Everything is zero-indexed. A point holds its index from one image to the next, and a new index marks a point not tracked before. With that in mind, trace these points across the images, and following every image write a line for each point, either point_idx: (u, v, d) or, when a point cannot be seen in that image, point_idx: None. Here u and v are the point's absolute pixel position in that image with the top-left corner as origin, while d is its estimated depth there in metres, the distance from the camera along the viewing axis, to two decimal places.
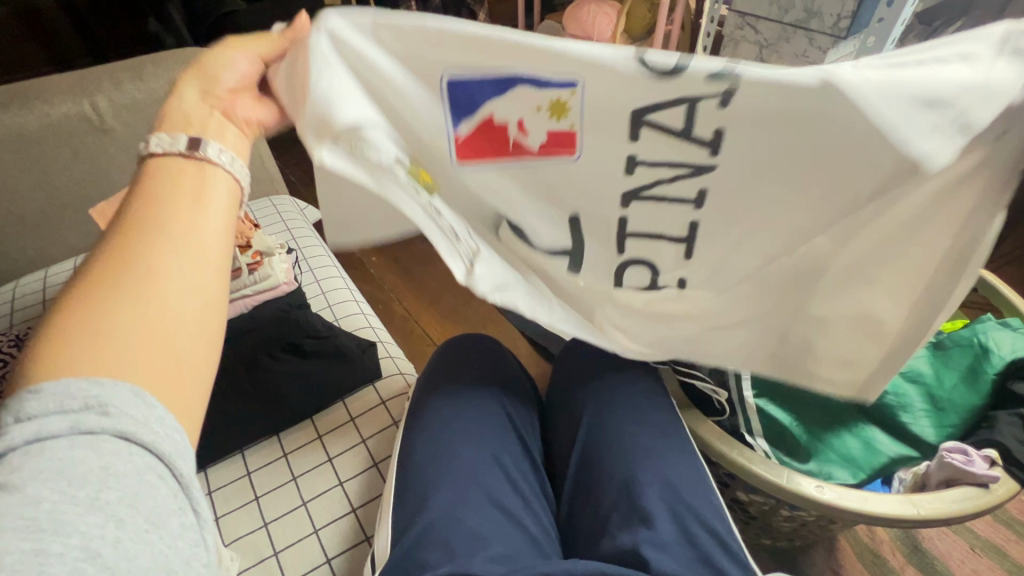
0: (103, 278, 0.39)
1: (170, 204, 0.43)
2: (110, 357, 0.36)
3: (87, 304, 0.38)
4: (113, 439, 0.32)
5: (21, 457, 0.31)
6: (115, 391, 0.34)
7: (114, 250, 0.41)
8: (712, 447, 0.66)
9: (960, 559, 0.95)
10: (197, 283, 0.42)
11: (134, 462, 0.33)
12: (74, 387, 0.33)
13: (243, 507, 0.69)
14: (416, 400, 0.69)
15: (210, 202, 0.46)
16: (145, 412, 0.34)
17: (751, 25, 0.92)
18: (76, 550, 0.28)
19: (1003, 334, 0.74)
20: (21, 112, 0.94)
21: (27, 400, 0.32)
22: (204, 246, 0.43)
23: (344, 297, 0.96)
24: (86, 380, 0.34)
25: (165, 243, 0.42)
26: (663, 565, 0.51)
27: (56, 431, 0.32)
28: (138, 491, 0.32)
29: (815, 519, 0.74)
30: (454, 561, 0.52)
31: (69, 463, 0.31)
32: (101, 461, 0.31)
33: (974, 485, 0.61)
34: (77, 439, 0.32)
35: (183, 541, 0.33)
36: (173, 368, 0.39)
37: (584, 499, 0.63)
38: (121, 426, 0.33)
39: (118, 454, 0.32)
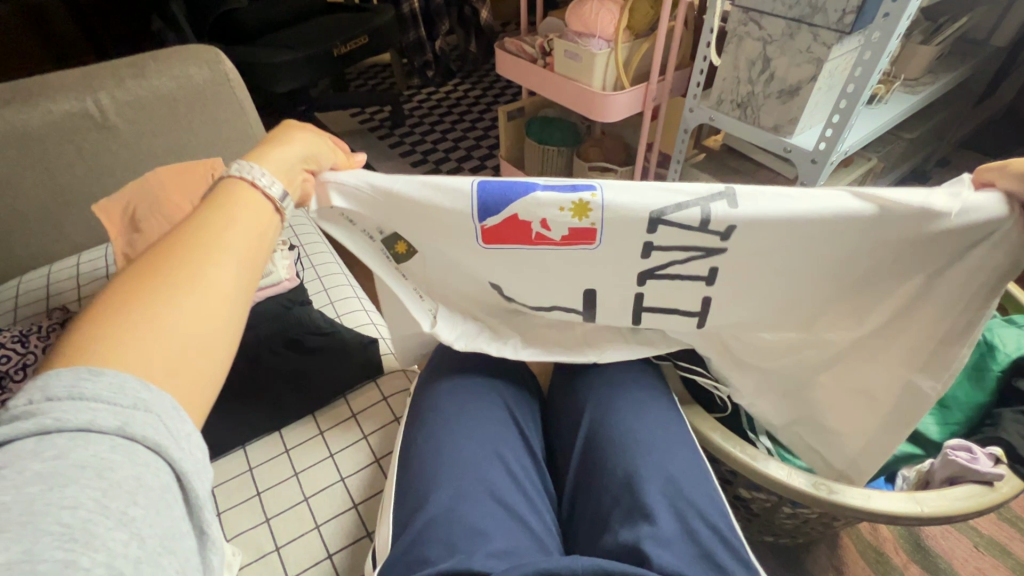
0: (154, 278, 0.40)
1: (226, 220, 0.45)
2: (156, 359, 0.37)
3: (136, 296, 0.38)
4: (149, 451, 0.33)
5: (67, 443, 0.31)
6: (160, 401, 0.35)
7: (168, 249, 0.42)
8: (712, 444, 0.65)
9: (963, 557, 0.95)
10: (240, 307, 0.43)
11: (162, 479, 0.33)
12: (127, 384, 0.34)
13: (245, 503, 0.69)
14: (416, 397, 0.69)
15: (257, 235, 0.46)
16: (180, 428, 0.35)
17: (755, 21, 0.99)
18: (102, 567, 0.28)
19: (1010, 333, 0.74)
20: (24, 108, 0.94)
21: (80, 382, 0.33)
22: (253, 270, 0.44)
23: (346, 294, 0.97)
24: (139, 384, 0.34)
25: (221, 255, 0.42)
26: (664, 561, 0.51)
27: (105, 426, 0.32)
28: (161, 509, 0.32)
29: (817, 516, 0.74)
30: (455, 557, 0.52)
31: (103, 466, 0.31)
32: (136, 472, 0.32)
33: (979, 483, 0.60)
34: (119, 440, 0.32)
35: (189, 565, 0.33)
36: (202, 383, 0.39)
37: (584, 495, 0.63)
38: (160, 440, 0.34)
39: (151, 468, 0.33)
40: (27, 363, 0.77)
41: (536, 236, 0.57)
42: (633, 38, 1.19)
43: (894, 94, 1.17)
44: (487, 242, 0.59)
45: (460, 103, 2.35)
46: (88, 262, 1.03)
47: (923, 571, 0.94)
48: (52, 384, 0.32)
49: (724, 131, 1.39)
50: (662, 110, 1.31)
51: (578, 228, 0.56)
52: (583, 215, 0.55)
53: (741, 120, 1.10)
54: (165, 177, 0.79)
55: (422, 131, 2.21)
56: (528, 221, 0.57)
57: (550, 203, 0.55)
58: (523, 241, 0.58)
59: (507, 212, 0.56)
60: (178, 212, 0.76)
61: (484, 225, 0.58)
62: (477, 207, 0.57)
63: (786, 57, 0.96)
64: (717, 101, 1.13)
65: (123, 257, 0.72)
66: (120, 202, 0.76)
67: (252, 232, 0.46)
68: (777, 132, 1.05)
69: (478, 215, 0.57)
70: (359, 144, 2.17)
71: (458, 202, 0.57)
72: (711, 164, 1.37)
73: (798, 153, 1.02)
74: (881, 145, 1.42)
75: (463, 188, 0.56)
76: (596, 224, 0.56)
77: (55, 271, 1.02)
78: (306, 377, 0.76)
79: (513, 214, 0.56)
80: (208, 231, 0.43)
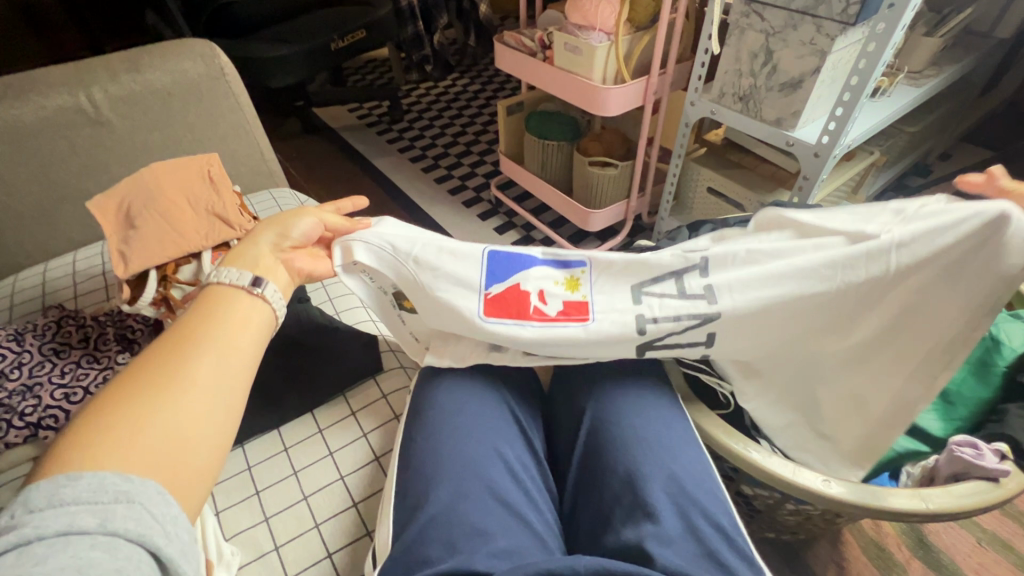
0: (143, 382, 0.44)
1: (209, 326, 0.50)
2: (140, 459, 0.40)
3: (122, 406, 0.42)
4: (129, 543, 0.35)
5: (48, 547, 0.33)
6: (144, 491, 0.38)
7: (153, 359, 0.46)
8: (717, 441, 0.64)
9: (966, 553, 0.95)
10: (224, 403, 0.47)
11: (141, 567, 0.35)
12: (110, 480, 0.37)
13: (243, 502, 0.69)
14: (417, 394, 0.69)
15: (242, 335, 0.51)
16: (164, 514, 0.38)
17: (757, 13, 0.97)
18: None
19: (1014, 327, 0.73)
20: (17, 104, 0.93)
21: (63, 487, 0.36)
22: (235, 366, 0.49)
23: (345, 290, 0.96)
24: (121, 479, 0.38)
25: (202, 358, 0.47)
26: (667, 560, 0.50)
27: (86, 526, 0.35)
28: None
29: (820, 513, 0.73)
30: (456, 557, 0.52)
31: (86, 563, 0.33)
32: (115, 563, 0.34)
33: (984, 479, 0.59)
34: (102, 536, 0.35)
35: None
36: (187, 477, 0.43)
37: (586, 493, 0.62)
38: (142, 530, 0.36)
39: (131, 557, 0.35)
40: (22, 362, 0.76)
41: (534, 310, 0.67)
42: (633, 31, 1.18)
43: (897, 87, 1.16)
44: (490, 314, 0.67)
45: (459, 98, 2.34)
46: (84, 260, 1.02)
47: (926, 566, 0.93)
48: (35, 496, 0.35)
49: (725, 125, 1.38)
50: (663, 104, 1.30)
51: (571, 301, 0.68)
52: (575, 289, 0.70)
53: (743, 113, 1.09)
54: (160, 174, 0.78)
55: (421, 127, 2.20)
56: (527, 293, 0.68)
57: (546, 276, 0.70)
58: (522, 313, 0.67)
59: (511, 283, 0.68)
60: (173, 209, 0.75)
61: (490, 291, 0.68)
62: (487, 273, 0.68)
63: (790, 49, 0.95)
64: (718, 94, 1.12)
65: (119, 254, 0.71)
66: (115, 199, 0.76)
67: (237, 332, 0.51)
68: (779, 126, 1.04)
69: (486, 281, 0.68)
70: (358, 139, 2.16)
71: (473, 268, 0.68)
72: (712, 159, 1.36)
73: (801, 146, 1.01)
74: (884, 139, 1.41)
75: (478, 255, 0.69)
76: (587, 298, 0.69)
77: (50, 269, 1.01)
78: (303, 376, 0.76)
79: (515, 284, 0.69)
80: (192, 336, 0.48)
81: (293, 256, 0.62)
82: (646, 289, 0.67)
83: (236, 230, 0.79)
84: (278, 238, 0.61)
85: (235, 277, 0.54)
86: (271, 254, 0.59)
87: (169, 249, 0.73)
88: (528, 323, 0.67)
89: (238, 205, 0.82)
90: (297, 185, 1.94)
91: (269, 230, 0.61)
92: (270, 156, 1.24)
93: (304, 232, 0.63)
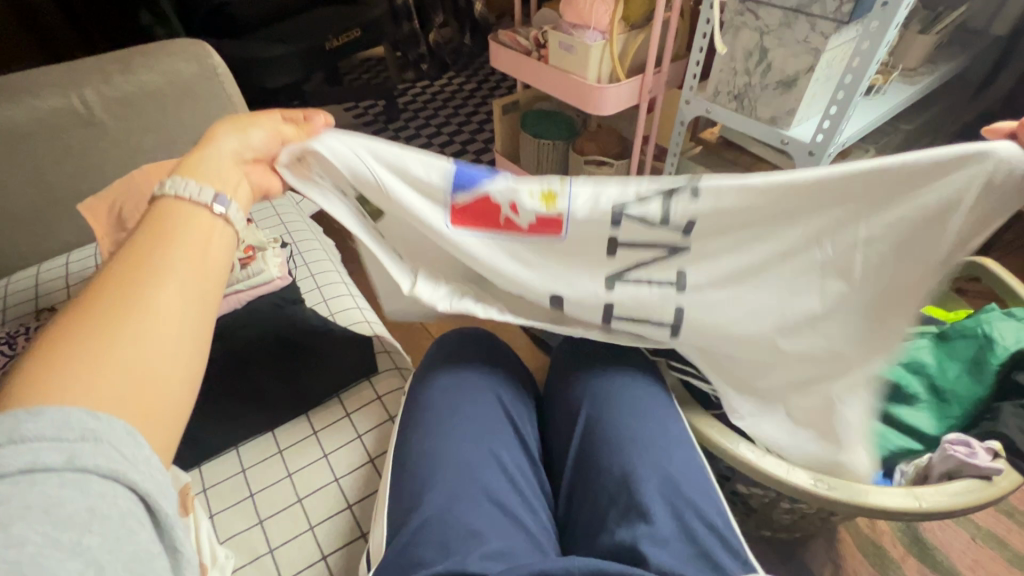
0: (100, 309, 0.40)
1: (175, 247, 0.45)
2: (105, 392, 0.36)
3: (82, 333, 0.38)
4: (101, 479, 0.32)
5: (12, 488, 0.30)
6: (110, 427, 0.34)
7: (113, 281, 0.42)
8: (710, 440, 0.65)
9: (961, 550, 0.95)
10: (194, 328, 0.43)
11: (119, 504, 0.33)
12: (75, 417, 0.33)
13: (238, 504, 0.69)
14: (411, 395, 0.68)
15: (211, 266, 0.47)
16: (134, 450, 0.34)
17: (752, 11, 0.97)
18: None
19: (1007, 325, 0.71)
20: (8, 105, 0.93)
21: (24, 423, 0.31)
22: (204, 289, 0.45)
23: (339, 292, 0.95)
24: (86, 416, 0.33)
25: (169, 278, 0.43)
26: (661, 561, 0.50)
27: (52, 464, 0.31)
28: (118, 536, 0.32)
29: (815, 511, 0.74)
30: (450, 559, 0.52)
31: (54, 502, 0.30)
32: (86, 503, 0.31)
33: (977, 477, 0.60)
34: (70, 473, 0.31)
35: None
36: (158, 412, 0.39)
37: (581, 494, 0.62)
38: (114, 467, 0.33)
39: (104, 494, 0.32)
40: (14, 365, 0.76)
41: (505, 221, 0.63)
42: (628, 29, 1.17)
43: (892, 85, 1.16)
44: (456, 224, 0.64)
45: (455, 97, 2.33)
46: (78, 262, 1.02)
47: (921, 564, 0.94)
48: None
49: (721, 124, 1.37)
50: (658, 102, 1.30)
51: (544, 217, 0.62)
52: (550, 206, 0.62)
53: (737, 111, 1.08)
54: (150, 175, 0.77)
55: (416, 126, 2.19)
56: (498, 206, 0.62)
57: (520, 187, 0.61)
58: (491, 226, 0.64)
59: (479, 195, 0.62)
60: None
61: (456, 203, 0.63)
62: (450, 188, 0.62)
63: (784, 48, 0.95)
64: (713, 93, 1.12)
65: None
66: (105, 202, 0.75)
67: (199, 258, 0.46)
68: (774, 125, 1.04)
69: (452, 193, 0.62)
70: None
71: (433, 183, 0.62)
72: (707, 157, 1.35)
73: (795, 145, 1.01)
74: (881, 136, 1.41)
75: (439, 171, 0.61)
76: (562, 215, 0.62)
77: (44, 271, 1.01)
78: (297, 377, 0.76)
79: (486, 195, 0.62)
80: (153, 255, 0.44)
81: (254, 167, 0.57)
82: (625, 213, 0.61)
83: None
84: (241, 143, 0.55)
85: (192, 195, 0.48)
86: (232, 162, 0.54)
87: None
88: (496, 234, 0.64)
89: None
90: None
91: (229, 130, 0.55)
92: None
93: (263, 142, 0.57)
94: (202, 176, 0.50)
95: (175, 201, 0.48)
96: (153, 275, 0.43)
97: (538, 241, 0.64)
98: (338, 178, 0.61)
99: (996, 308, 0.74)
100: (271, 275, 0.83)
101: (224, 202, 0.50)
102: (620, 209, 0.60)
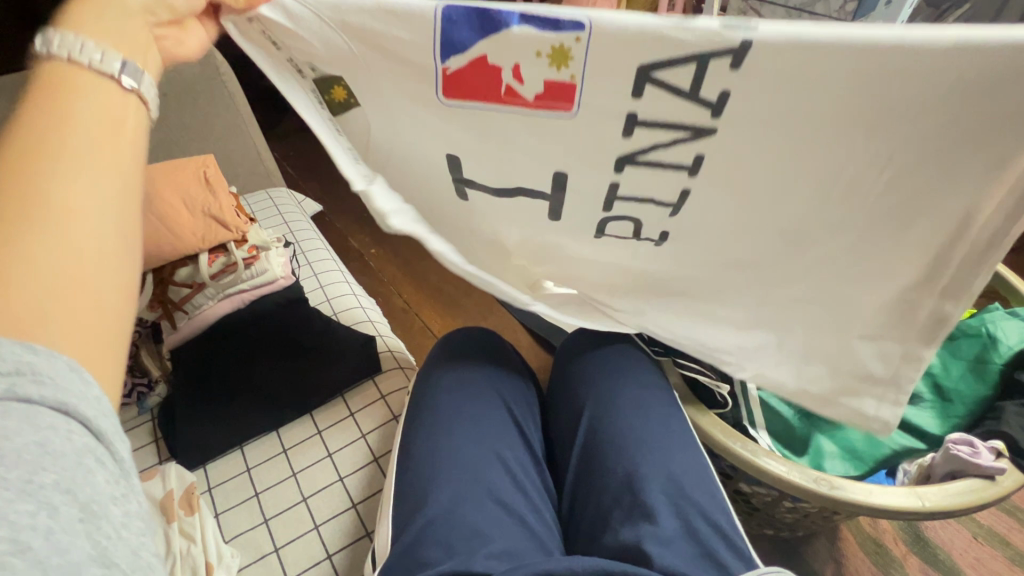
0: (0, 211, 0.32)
1: (80, 130, 0.36)
2: (30, 320, 0.31)
3: None
4: (52, 413, 0.28)
5: None
6: (51, 360, 0.29)
7: (5, 173, 0.33)
8: (713, 439, 0.65)
9: (962, 548, 0.95)
10: (114, 231, 0.36)
11: (73, 441, 0.28)
12: (2, 348, 0.27)
13: (243, 504, 0.69)
14: (415, 396, 0.68)
15: (126, 150, 0.38)
16: (84, 386, 0.30)
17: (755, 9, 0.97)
18: (1, 543, 0.24)
19: (1011, 324, 0.72)
20: None
21: None
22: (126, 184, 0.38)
23: (343, 291, 0.96)
24: (19, 347, 0.28)
25: (76, 172, 0.35)
26: (665, 562, 0.51)
27: None
28: (76, 475, 0.28)
29: (818, 510, 0.74)
30: (455, 559, 0.52)
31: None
32: (37, 437, 0.27)
33: (980, 477, 0.60)
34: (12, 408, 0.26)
35: (127, 530, 0.29)
36: (96, 333, 0.34)
37: (585, 494, 0.62)
38: (63, 398, 0.28)
39: (56, 430, 0.27)
40: None
41: (506, 91, 0.45)
42: None
43: None
44: (449, 94, 0.46)
45: None
46: None
47: (923, 562, 0.94)
48: None
49: None
50: None
51: (553, 82, 0.44)
52: (561, 66, 0.42)
53: None
54: (156, 176, 0.78)
55: None
56: (498, 68, 0.44)
57: (523, 44, 0.41)
58: (490, 96, 0.46)
59: (474, 53, 0.43)
60: (170, 213, 0.75)
61: (447, 66, 0.44)
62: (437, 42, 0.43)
63: None
64: None
65: None
66: None
67: (109, 143, 0.37)
68: None
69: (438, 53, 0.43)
70: None
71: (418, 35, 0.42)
72: None
73: None
74: None
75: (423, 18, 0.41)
76: (576, 80, 0.43)
77: None
78: (302, 376, 0.77)
79: (481, 54, 0.43)
80: (52, 140, 0.35)
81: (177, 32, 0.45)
82: (654, 74, 0.42)
83: (233, 232, 0.79)
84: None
85: (84, 58, 0.37)
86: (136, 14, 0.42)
87: (166, 253, 0.75)
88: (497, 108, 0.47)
89: (233, 205, 0.82)
90: (295, 184, 1.93)
91: None
92: (267, 155, 1.24)
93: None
94: (85, 26, 0.39)
95: (60, 64, 0.37)
96: (52, 167, 0.34)
97: (546, 116, 0.47)
98: (307, 54, 0.45)
99: (999, 308, 0.74)
100: (274, 274, 0.82)
101: (124, 70, 0.39)
102: (647, 68, 0.41)
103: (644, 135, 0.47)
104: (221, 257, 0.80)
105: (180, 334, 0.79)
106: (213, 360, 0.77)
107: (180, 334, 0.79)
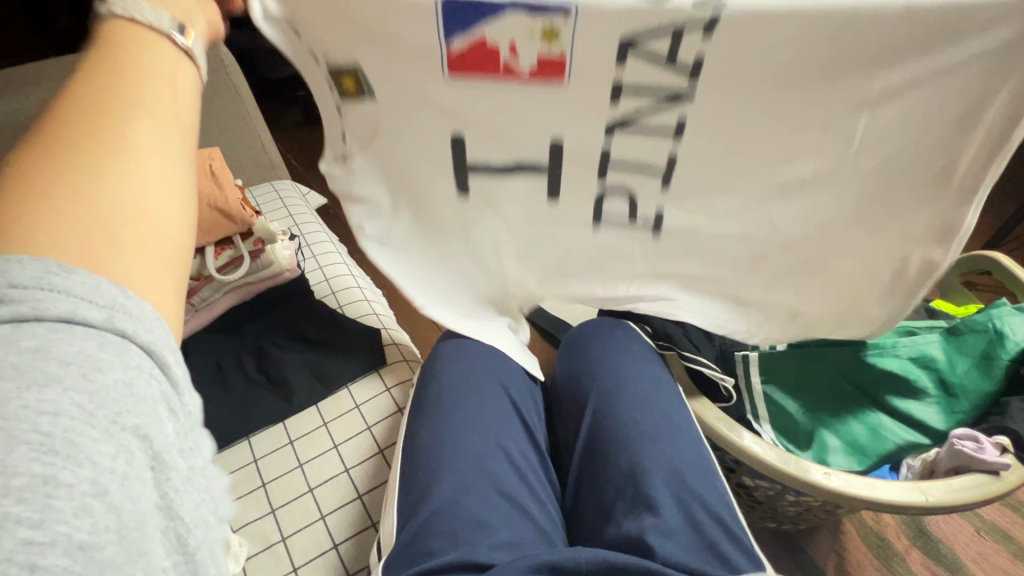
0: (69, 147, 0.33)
1: (146, 82, 0.37)
2: (104, 254, 0.31)
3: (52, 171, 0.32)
4: (138, 351, 0.29)
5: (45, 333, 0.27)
6: (134, 302, 0.30)
7: (86, 113, 0.34)
8: (716, 433, 0.66)
9: (965, 542, 0.95)
10: (174, 177, 0.36)
11: (153, 385, 0.29)
12: (101, 287, 0.29)
13: (251, 493, 0.70)
14: (419, 390, 0.68)
15: (186, 100, 0.39)
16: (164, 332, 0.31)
17: None
18: (88, 483, 0.25)
19: (1018, 320, 0.71)
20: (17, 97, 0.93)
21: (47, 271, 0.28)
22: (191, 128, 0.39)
23: (347, 284, 0.96)
24: (116, 287, 0.30)
25: (143, 117, 0.36)
26: (668, 554, 0.51)
27: (89, 317, 0.28)
28: (152, 420, 0.29)
29: (820, 503, 0.74)
30: (460, 549, 0.53)
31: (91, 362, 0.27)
32: (124, 374, 0.28)
33: (984, 472, 0.60)
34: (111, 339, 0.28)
35: (194, 480, 0.31)
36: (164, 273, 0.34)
37: (589, 486, 0.62)
38: (148, 339, 0.30)
39: (142, 369, 0.29)
40: None
41: (502, 69, 0.47)
42: None
43: None
44: (453, 73, 0.47)
45: None
46: None
47: (926, 556, 0.94)
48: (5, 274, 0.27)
49: None
50: None
51: (546, 58, 0.45)
52: (552, 42, 0.44)
53: None
54: None
55: None
56: (494, 48, 0.45)
57: (517, 21, 0.43)
58: (487, 71, 0.47)
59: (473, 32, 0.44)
60: None
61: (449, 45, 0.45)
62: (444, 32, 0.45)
63: None
64: None
65: None
66: None
67: (177, 98, 0.38)
68: None
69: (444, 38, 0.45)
70: None
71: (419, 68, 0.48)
72: None
73: None
74: None
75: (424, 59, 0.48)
76: (566, 53, 0.45)
77: None
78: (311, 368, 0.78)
79: (480, 35, 0.45)
80: (131, 83, 0.36)
81: None
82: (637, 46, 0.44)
83: (239, 225, 0.80)
84: None
85: (152, 16, 0.39)
86: None
87: None
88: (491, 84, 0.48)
89: (239, 198, 0.82)
90: (300, 176, 1.94)
91: None
92: (271, 147, 1.24)
93: None
94: None
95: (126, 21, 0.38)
96: (126, 109, 0.35)
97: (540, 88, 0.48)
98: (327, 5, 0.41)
99: (1006, 302, 0.72)
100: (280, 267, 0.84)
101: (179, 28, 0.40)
102: (629, 40, 0.44)
103: (634, 101, 0.48)
104: (228, 250, 0.82)
105: (188, 325, 0.80)
106: (221, 351, 0.79)
107: (187, 326, 0.80)
